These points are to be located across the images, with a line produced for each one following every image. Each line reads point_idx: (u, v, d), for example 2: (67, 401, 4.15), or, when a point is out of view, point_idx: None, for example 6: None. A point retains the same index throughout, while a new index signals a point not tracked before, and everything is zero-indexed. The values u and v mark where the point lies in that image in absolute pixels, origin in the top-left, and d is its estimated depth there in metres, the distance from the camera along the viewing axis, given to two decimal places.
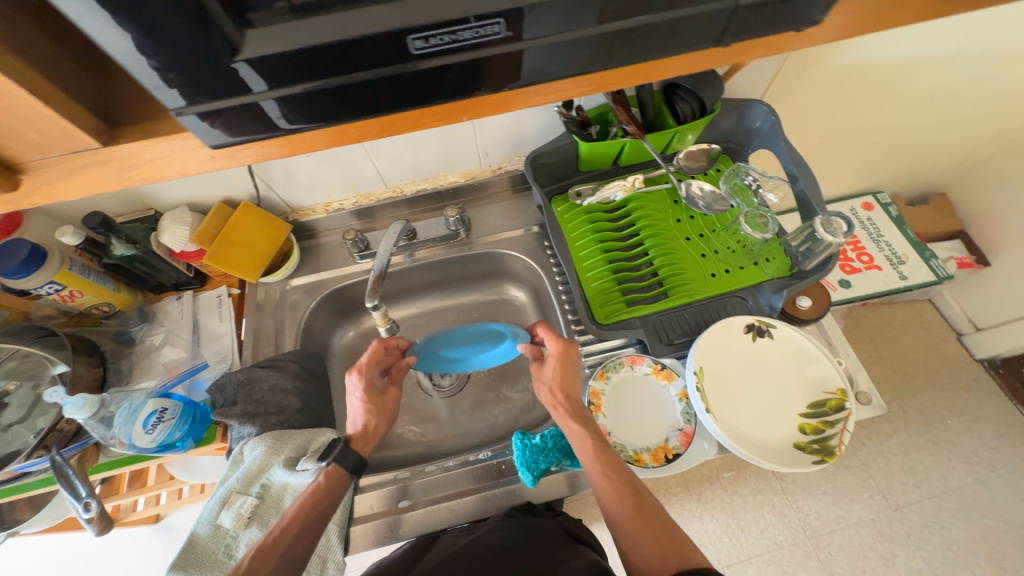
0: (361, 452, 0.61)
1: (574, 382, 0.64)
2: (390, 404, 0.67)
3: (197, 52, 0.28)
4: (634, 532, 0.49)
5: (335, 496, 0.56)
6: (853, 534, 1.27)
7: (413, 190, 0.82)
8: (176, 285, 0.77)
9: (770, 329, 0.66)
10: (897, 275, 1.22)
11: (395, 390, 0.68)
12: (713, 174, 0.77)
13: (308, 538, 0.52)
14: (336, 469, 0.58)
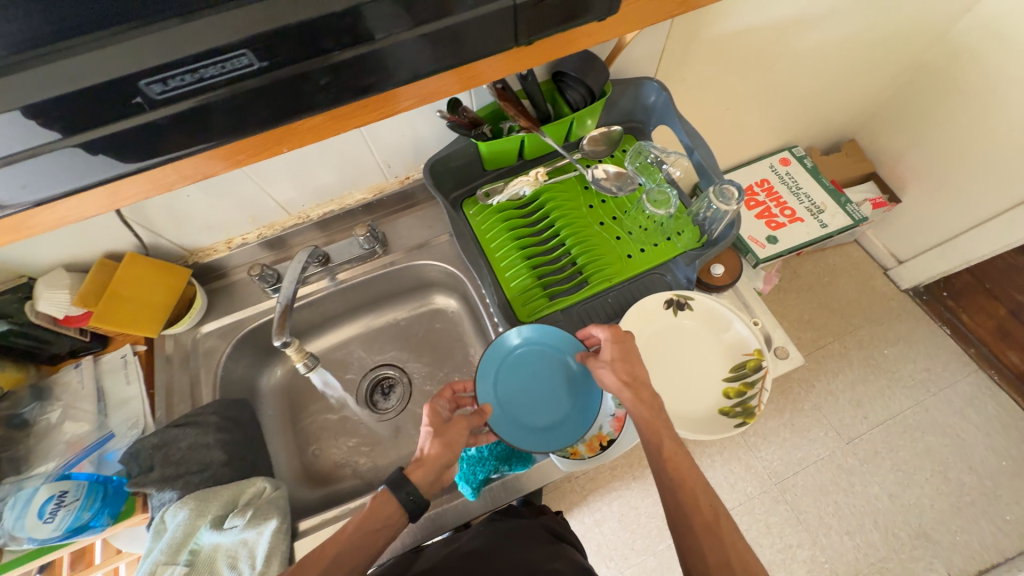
0: (421, 488, 0.54)
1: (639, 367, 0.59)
2: (458, 436, 0.57)
3: None
4: (699, 532, 0.49)
5: (387, 532, 0.52)
6: (814, 472, 1.34)
7: (320, 213, 0.79)
8: (74, 351, 0.70)
9: (688, 302, 0.67)
10: (818, 224, 1.28)
11: (464, 421, 0.58)
12: (620, 156, 0.77)
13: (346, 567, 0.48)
14: (387, 496, 0.53)
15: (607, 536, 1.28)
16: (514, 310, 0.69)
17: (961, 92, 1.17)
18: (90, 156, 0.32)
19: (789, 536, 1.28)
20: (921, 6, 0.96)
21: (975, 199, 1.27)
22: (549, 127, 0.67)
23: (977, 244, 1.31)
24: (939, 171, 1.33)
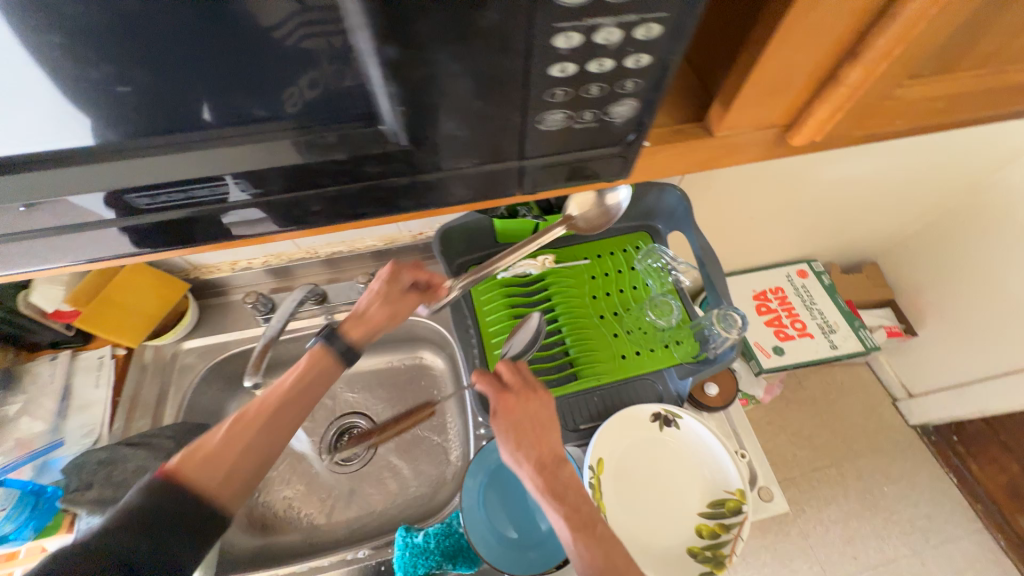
0: (353, 339, 0.55)
1: (540, 428, 0.53)
2: (404, 308, 0.59)
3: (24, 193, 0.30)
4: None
5: (328, 377, 0.52)
6: None
7: (328, 252, 0.79)
8: (54, 343, 0.70)
9: (676, 420, 0.63)
10: (827, 343, 1.25)
11: (412, 297, 0.61)
12: (631, 252, 0.77)
13: (287, 417, 0.47)
14: (322, 354, 0.52)
15: None
16: None
17: (993, 240, 1.16)
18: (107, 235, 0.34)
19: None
20: (948, 158, 0.98)
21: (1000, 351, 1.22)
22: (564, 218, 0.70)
23: (994, 395, 1.25)
24: (960, 312, 1.29)
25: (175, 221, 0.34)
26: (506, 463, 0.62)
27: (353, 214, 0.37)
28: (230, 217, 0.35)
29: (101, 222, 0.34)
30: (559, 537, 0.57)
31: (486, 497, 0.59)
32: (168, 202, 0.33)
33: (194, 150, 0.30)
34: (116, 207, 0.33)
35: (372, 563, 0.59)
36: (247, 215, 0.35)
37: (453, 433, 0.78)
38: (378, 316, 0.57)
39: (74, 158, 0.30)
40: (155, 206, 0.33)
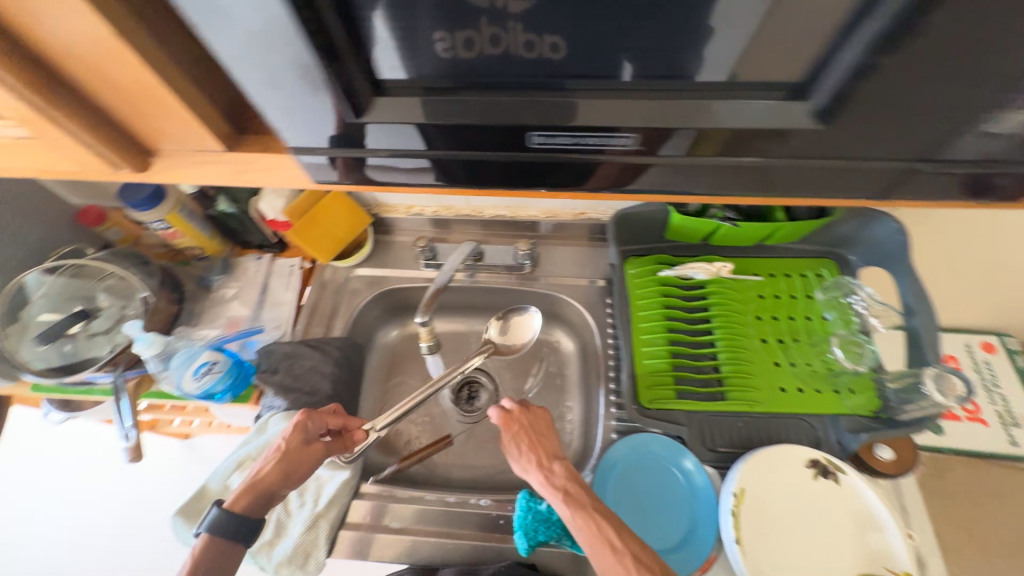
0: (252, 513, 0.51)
1: (540, 436, 0.59)
2: (308, 459, 0.55)
3: (485, 118, 0.38)
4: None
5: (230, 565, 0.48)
6: None
7: (492, 214, 0.82)
8: (260, 245, 0.83)
9: (837, 472, 0.57)
10: (1005, 437, 1.01)
11: (320, 445, 0.57)
12: (811, 278, 0.70)
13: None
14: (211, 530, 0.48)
15: None
16: (635, 387, 0.64)
17: None
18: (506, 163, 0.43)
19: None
20: None
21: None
22: (752, 225, 0.65)
23: None
24: None
25: (556, 160, 0.41)
26: (641, 464, 0.61)
27: (676, 181, 0.43)
28: (595, 167, 0.42)
29: (503, 153, 0.41)
30: (689, 549, 0.56)
31: (614, 488, 0.60)
32: (570, 146, 0.39)
33: (630, 106, 0.36)
34: (525, 142, 0.39)
35: (492, 514, 0.62)
36: (610, 168, 0.42)
37: (573, 418, 0.77)
38: (271, 474, 0.53)
39: (535, 101, 0.36)
40: (554, 147, 0.40)
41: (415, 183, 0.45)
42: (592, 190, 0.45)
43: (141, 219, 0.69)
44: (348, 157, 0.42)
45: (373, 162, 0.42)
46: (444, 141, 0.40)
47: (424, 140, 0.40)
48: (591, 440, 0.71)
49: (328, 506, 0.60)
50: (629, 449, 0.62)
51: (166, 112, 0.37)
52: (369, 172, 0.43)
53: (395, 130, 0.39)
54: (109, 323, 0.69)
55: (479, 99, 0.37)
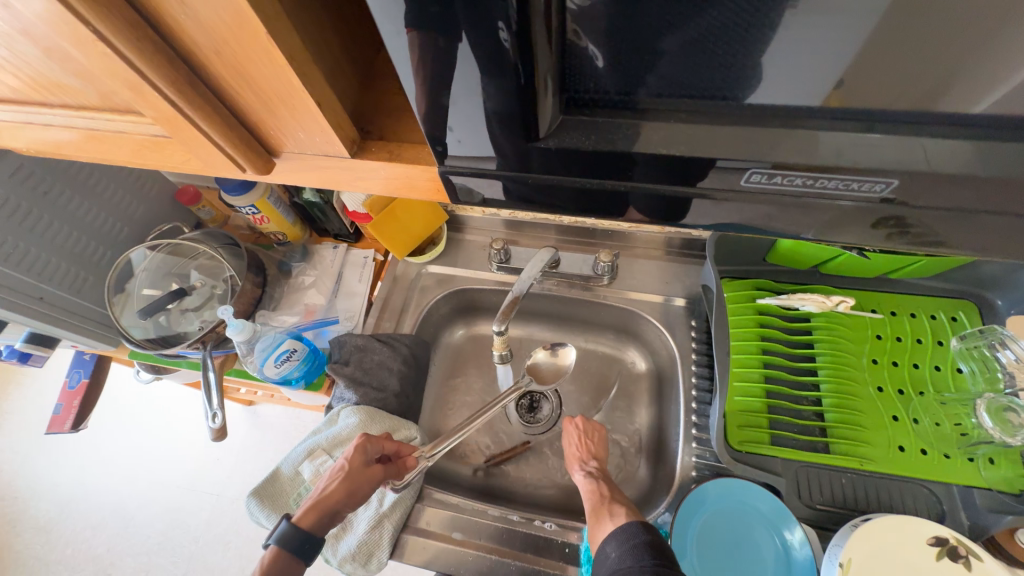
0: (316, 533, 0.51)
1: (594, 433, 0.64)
2: (366, 483, 0.55)
3: (675, 148, 0.26)
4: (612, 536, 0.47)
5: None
6: None
7: (570, 220, 0.78)
8: (336, 234, 0.83)
9: (970, 556, 0.48)
10: None
11: (380, 469, 0.57)
12: (942, 322, 0.60)
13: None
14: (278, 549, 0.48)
15: None
16: (725, 426, 0.57)
17: None
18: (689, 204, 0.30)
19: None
20: None
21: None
22: (884, 257, 0.57)
23: None
24: None
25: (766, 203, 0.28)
26: (727, 515, 0.55)
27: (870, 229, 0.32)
28: (798, 213, 0.29)
29: (676, 187, 0.29)
30: None
31: (695, 538, 0.54)
32: (786, 183, 0.27)
33: (922, 143, 0.24)
34: (720, 177, 0.27)
35: (557, 540, 0.59)
36: (822, 213, 0.28)
37: (642, 445, 0.72)
38: (335, 495, 0.53)
39: (774, 126, 0.25)
40: (759, 183, 0.27)
41: (535, 210, 0.34)
42: (762, 233, 0.32)
43: (232, 204, 0.71)
44: (469, 172, 0.31)
45: (493, 182, 0.31)
46: (607, 169, 0.28)
47: (579, 167, 0.29)
48: (663, 472, 0.66)
49: (392, 507, 0.59)
50: (715, 496, 0.56)
51: (305, 120, 0.31)
52: (481, 190, 0.32)
53: (551, 151, 0.28)
54: (200, 300, 0.73)
55: (685, 117, 0.25)
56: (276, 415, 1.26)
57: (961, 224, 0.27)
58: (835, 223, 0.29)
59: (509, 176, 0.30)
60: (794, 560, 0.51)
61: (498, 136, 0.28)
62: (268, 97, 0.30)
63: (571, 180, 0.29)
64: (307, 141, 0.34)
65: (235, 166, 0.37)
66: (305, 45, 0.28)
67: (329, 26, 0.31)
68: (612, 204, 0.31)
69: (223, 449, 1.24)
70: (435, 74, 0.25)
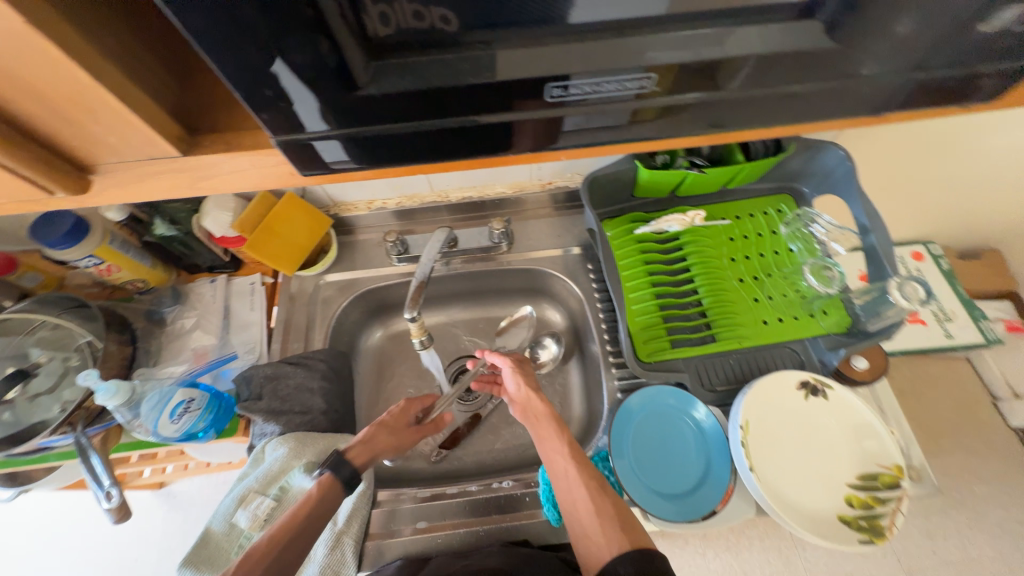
0: (358, 466, 0.56)
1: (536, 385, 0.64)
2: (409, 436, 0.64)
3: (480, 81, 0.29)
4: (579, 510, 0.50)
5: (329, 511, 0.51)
6: None
7: (458, 197, 0.79)
8: (211, 267, 0.75)
9: (825, 389, 0.61)
10: (942, 332, 1.11)
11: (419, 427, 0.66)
12: (772, 214, 0.74)
13: (315, 529, 0.49)
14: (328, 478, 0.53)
15: None
16: (634, 345, 0.65)
17: None
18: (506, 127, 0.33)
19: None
20: None
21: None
22: (717, 172, 0.65)
23: None
24: None
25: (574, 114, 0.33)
26: (653, 417, 0.63)
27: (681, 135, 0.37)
28: (601, 119, 0.34)
29: (489, 116, 0.32)
30: (709, 487, 0.59)
31: (631, 446, 0.61)
32: (572, 93, 0.31)
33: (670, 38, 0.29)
34: (522, 100, 0.31)
35: (517, 493, 0.62)
36: (620, 116, 0.34)
37: (573, 387, 0.78)
38: (383, 440, 0.60)
39: (551, 42, 0.29)
40: (559, 96, 0.31)
41: (388, 167, 0.35)
42: (596, 147, 0.37)
43: (63, 259, 0.60)
44: (295, 143, 0.31)
45: (331, 142, 0.32)
46: (423, 109, 0.30)
47: (401, 113, 0.30)
48: (595, 404, 0.72)
49: (348, 521, 0.58)
50: (641, 404, 0.63)
51: (113, 122, 0.29)
52: (322, 154, 0.33)
53: (369, 100, 0.29)
54: (51, 380, 0.60)
55: (486, 45, 0.28)
56: (199, 484, 1.12)
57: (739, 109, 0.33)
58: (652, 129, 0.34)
59: (340, 136, 0.31)
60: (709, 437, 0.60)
61: (317, 99, 0.28)
62: (58, 104, 0.27)
63: (399, 127, 0.31)
64: (124, 145, 0.31)
65: (42, 193, 0.32)
66: (85, 38, 0.25)
67: (115, 17, 0.28)
68: (461, 141, 0.34)
69: (141, 545, 1.07)
70: (227, 44, 0.25)
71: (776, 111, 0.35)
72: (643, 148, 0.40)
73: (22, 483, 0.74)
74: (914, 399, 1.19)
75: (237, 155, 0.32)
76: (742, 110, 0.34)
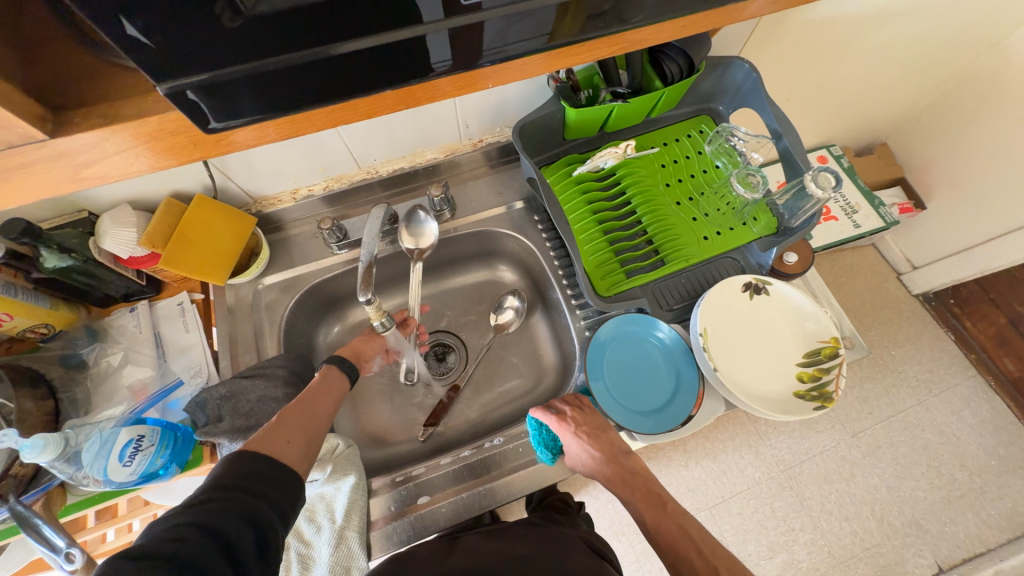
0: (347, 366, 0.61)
1: (604, 447, 0.58)
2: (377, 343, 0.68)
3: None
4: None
5: (340, 389, 0.57)
6: (859, 481, 1.11)
7: (389, 170, 0.75)
8: (127, 295, 0.67)
9: (766, 286, 0.66)
10: (851, 224, 1.23)
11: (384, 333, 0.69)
12: (696, 136, 0.77)
13: (331, 400, 0.55)
14: (331, 367, 0.58)
15: (622, 511, 1.06)
16: (592, 283, 0.66)
17: (1000, 103, 1.02)
18: (402, 48, 0.29)
19: (793, 521, 1.08)
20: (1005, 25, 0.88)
21: (974, 219, 1.18)
22: (640, 100, 0.65)
23: (999, 255, 1.14)
24: (971, 182, 1.16)
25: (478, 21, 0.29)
26: (624, 344, 0.66)
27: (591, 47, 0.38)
28: (522, 25, 0.31)
29: (401, 32, 0.28)
30: (683, 396, 0.63)
31: (607, 374, 0.64)
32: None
33: None
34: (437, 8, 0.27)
35: (509, 447, 0.64)
36: (546, 18, 0.31)
37: (543, 340, 0.79)
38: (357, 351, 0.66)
39: None
40: (461, 2, 0.27)
41: (298, 112, 0.32)
42: (513, 62, 0.35)
43: None
44: (178, 95, 0.27)
45: (204, 88, 0.27)
46: (316, 31, 0.26)
47: (296, 41, 0.26)
48: (567, 347, 0.74)
49: (347, 516, 0.56)
50: (611, 334, 0.66)
51: None
52: (211, 111, 0.29)
53: (259, 23, 0.25)
54: None
55: None
56: None
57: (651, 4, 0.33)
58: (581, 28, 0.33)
59: (225, 79, 0.27)
60: (676, 351, 0.65)
61: (188, 39, 0.24)
62: None
63: (292, 58, 0.27)
64: None
65: None
66: None
67: None
68: (370, 75, 0.30)
69: None
70: None
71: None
72: (571, 58, 0.38)
73: None
74: (836, 289, 1.34)
75: (119, 129, 0.28)
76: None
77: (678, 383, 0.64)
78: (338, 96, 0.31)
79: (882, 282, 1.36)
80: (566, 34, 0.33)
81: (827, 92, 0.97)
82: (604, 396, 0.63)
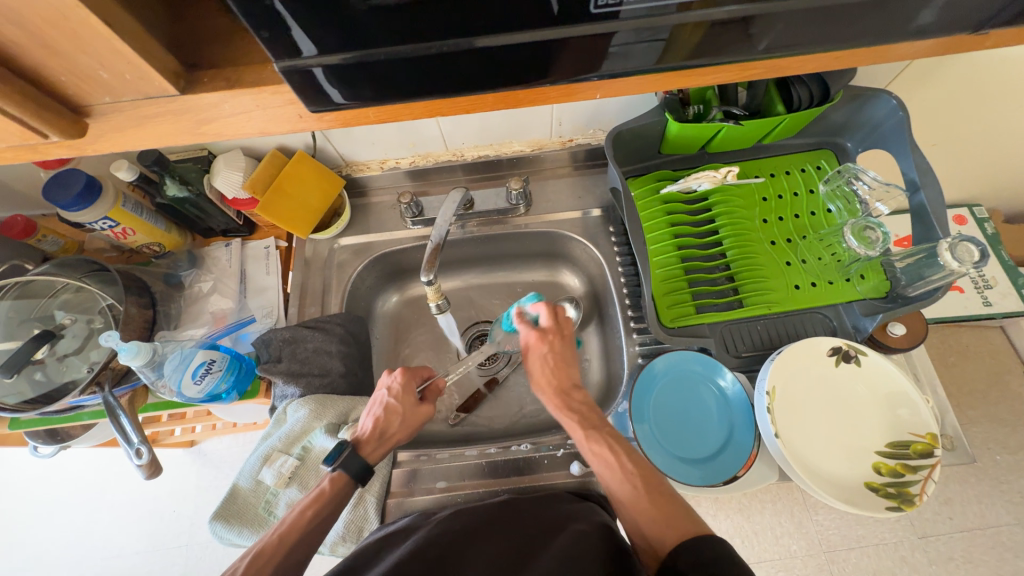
0: (369, 458, 0.55)
1: (561, 366, 0.60)
2: (418, 419, 0.59)
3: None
4: (619, 489, 0.50)
5: (338, 506, 0.52)
6: None
7: (474, 155, 0.76)
8: (225, 231, 0.74)
9: (858, 356, 0.58)
10: (980, 300, 1.04)
11: (429, 408, 0.61)
12: (811, 172, 0.69)
13: (309, 546, 0.48)
14: (341, 475, 0.53)
15: None
16: (658, 310, 0.62)
17: None
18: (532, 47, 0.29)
19: None
20: None
21: None
22: (755, 122, 0.59)
23: None
24: None
25: (601, 32, 0.28)
26: (675, 381, 0.62)
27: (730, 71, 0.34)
28: (653, 39, 0.29)
29: (549, 31, 0.28)
30: (729, 455, 0.58)
31: (653, 409, 0.60)
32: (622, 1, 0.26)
33: None
34: (535, 16, 0.27)
35: (534, 456, 0.63)
36: (677, 35, 0.29)
37: (592, 356, 0.76)
38: (388, 431, 0.57)
39: None
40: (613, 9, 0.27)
41: (438, 100, 0.32)
42: (658, 76, 0.33)
43: (79, 221, 0.60)
44: (349, 64, 0.28)
45: (326, 73, 0.28)
46: (466, 20, 0.27)
47: (403, 34, 0.27)
48: (615, 368, 0.71)
49: (369, 480, 0.60)
50: (664, 367, 0.62)
51: (99, 51, 0.26)
52: (388, 83, 0.30)
53: (378, 13, 0.25)
54: (77, 342, 0.61)
55: None
56: (227, 442, 1.17)
57: (800, 26, 0.29)
58: (710, 48, 0.31)
59: (345, 62, 0.28)
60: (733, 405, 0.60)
61: (329, 12, 0.25)
62: (45, 35, 0.25)
63: (430, 46, 0.28)
64: (118, 82, 0.28)
65: (33, 139, 0.30)
66: None
67: None
68: (478, 72, 0.30)
69: (175, 498, 1.13)
70: None
71: (880, 19, 0.29)
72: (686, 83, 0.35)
73: (62, 441, 0.79)
74: (939, 369, 1.16)
75: (240, 93, 0.30)
76: (823, 27, 0.30)
77: (728, 441, 0.59)
78: (445, 92, 0.32)
79: (1002, 373, 1.15)
80: (718, 54, 0.31)
81: (988, 144, 0.82)
82: (642, 425, 0.59)
